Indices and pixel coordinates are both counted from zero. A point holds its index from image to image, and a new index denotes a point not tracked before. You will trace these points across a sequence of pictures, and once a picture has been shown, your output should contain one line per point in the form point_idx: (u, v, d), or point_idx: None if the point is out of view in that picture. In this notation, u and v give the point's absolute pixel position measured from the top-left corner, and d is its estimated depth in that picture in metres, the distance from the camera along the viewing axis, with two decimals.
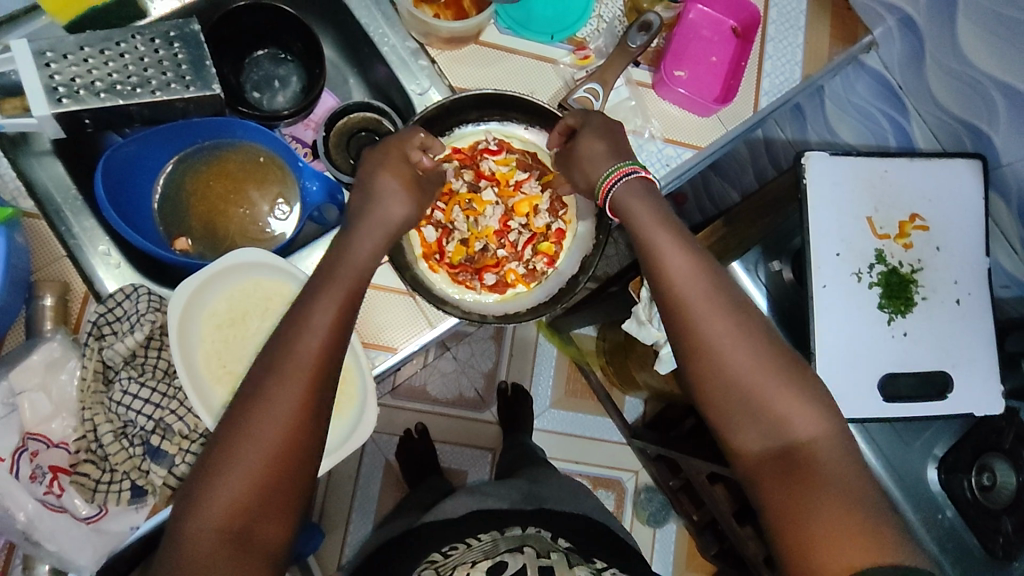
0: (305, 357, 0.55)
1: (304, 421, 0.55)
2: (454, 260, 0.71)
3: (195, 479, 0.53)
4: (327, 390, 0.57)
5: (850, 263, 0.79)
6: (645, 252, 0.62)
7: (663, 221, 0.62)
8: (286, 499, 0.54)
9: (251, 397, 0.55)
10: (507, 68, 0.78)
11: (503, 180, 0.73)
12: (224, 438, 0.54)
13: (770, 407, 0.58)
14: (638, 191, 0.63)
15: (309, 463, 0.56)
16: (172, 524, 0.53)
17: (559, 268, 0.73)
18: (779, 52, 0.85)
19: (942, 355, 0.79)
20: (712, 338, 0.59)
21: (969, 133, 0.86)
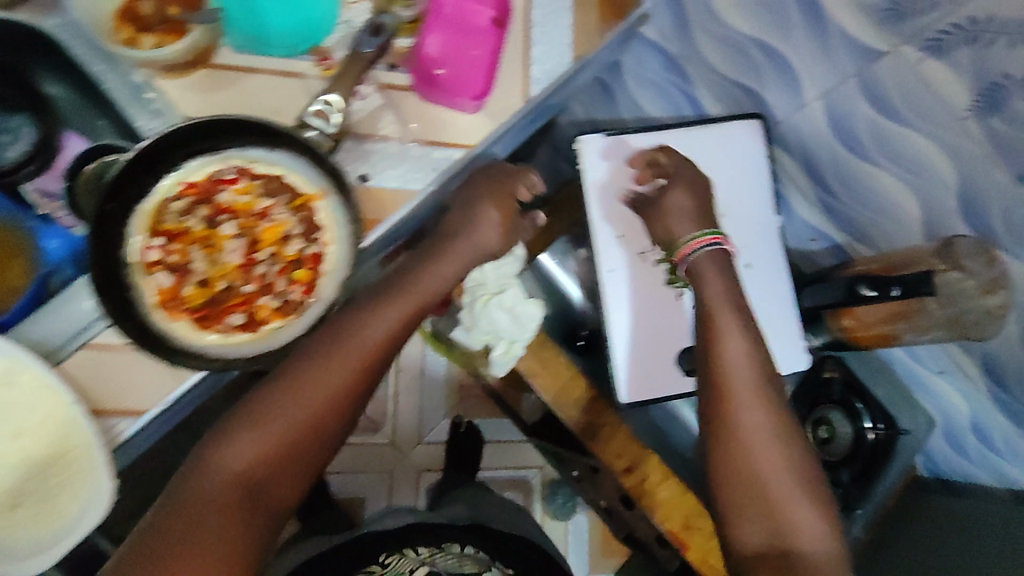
0: (367, 342, 0.64)
1: (360, 372, 0.63)
2: (194, 304, 0.66)
3: (245, 416, 0.60)
4: (374, 375, 0.65)
5: (634, 245, 0.80)
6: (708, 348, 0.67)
7: (730, 289, 0.68)
8: (308, 458, 0.61)
9: (292, 373, 0.62)
10: (244, 89, 0.72)
11: (245, 210, 0.68)
12: (285, 378, 0.62)
13: (781, 510, 0.62)
14: (713, 261, 0.69)
15: (327, 429, 0.62)
16: (195, 461, 0.59)
17: (318, 296, 0.69)
18: (546, 37, 0.81)
19: None
20: (752, 426, 0.64)
21: (746, 96, 0.84)
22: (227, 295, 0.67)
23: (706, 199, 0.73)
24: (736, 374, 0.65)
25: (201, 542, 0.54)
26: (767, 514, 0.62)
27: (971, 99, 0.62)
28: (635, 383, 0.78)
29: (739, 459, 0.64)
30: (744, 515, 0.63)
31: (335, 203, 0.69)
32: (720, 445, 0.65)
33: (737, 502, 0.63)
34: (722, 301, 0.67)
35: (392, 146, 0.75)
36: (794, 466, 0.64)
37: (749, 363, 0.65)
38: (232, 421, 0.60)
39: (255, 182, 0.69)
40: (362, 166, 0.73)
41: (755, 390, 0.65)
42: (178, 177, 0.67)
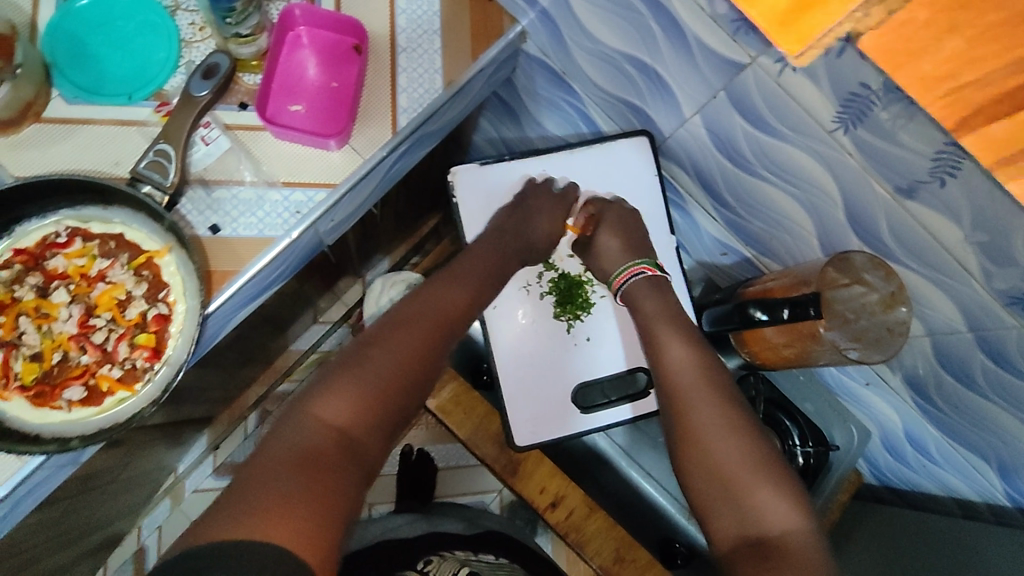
0: (448, 306, 0.67)
1: (444, 334, 0.65)
2: (27, 381, 0.61)
3: (322, 377, 0.58)
4: (449, 341, 0.65)
5: (518, 278, 0.81)
6: (652, 343, 0.71)
7: (666, 310, 0.73)
8: (396, 417, 0.59)
9: (379, 333, 0.62)
10: (81, 142, 0.68)
11: (80, 275, 0.64)
12: (365, 343, 0.61)
13: (748, 496, 0.58)
14: (647, 287, 0.76)
15: (415, 392, 0.61)
16: (282, 419, 0.55)
17: (166, 360, 0.63)
18: (413, 63, 0.78)
19: (628, 351, 0.80)
20: (701, 416, 0.63)
21: (631, 111, 0.80)
22: (66, 366, 0.62)
23: (633, 234, 0.79)
24: (684, 376, 0.66)
25: (293, 488, 0.48)
26: (734, 502, 0.58)
27: (836, 112, 0.57)
28: (532, 423, 0.79)
29: (708, 441, 0.62)
30: (719, 507, 0.59)
31: (180, 256, 0.65)
32: (687, 441, 0.63)
33: (705, 496, 0.60)
34: (659, 316, 0.73)
35: (246, 191, 0.70)
36: (755, 449, 0.61)
37: (695, 367, 0.67)
38: (340, 372, 0.58)
39: (90, 243, 0.65)
40: (213, 216, 0.69)
41: (696, 383, 0.65)
42: (7, 244, 0.63)
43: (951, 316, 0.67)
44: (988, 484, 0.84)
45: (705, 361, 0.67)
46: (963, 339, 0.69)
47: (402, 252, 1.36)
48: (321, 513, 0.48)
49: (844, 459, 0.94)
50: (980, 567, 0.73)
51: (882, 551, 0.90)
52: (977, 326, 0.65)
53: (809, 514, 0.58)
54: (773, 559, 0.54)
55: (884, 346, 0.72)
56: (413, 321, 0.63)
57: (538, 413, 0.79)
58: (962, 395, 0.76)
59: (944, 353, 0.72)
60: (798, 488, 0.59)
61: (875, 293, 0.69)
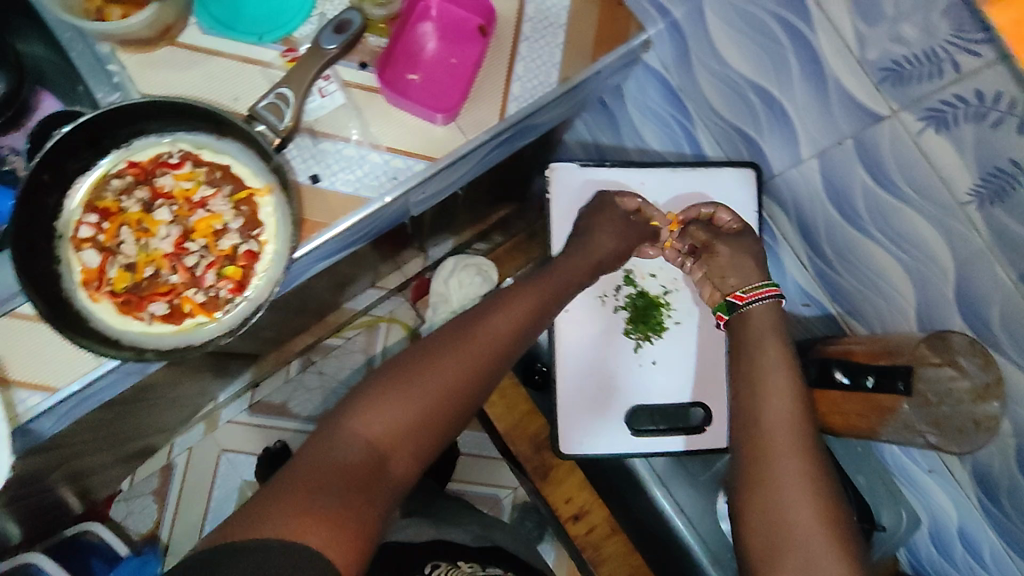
0: (503, 323, 0.65)
1: (495, 354, 0.63)
2: (117, 287, 0.64)
3: (364, 387, 0.58)
4: (500, 363, 0.63)
5: (596, 287, 0.79)
6: (751, 384, 0.65)
7: (784, 351, 0.67)
8: (434, 438, 0.58)
9: (430, 346, 0.61)
10: (207, 72, 0.70)
11: (184, 198, 0.66)
12: (415, 356, 0.60)
13: (819, 564, 0.54)
14: (769, 313, 0.70)
15: (456, 415, 0.60)
16: (319, 427, 0.56)
17: (248, 296, 0.66)
18: (533, 53, 0.78)
19: (691, 382, 0.78)
20: (781, 471, 0.59)
21: (743, 141, 0.77)
22: (154, 281, 0.65)
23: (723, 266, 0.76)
24: (776, 428, 0.61)
25: (321, 502, 0.49)
26: (802, 565, 0.54)
27: (973, 183, 0.54)
28: (580, 433, 0.78)
29: (782, 496, 0.57)
30: (782, 568, 0.55)
31: (279, 200, 0.67)
32: (755, 490, 0.59)
33: (767, 552, 0.56)
34: (765, 348, 0.67)
35: (351, 148, 0.71)
36: (831, 520, 0.56)
37: (789, 421, 0.62)
38: (383, 383, 0.58)
39: (198, 169, 0.67)
40: (315, 166, 0.71)
41: (785, 435, 0.61)
42: (122, 155, 0.66)
43: None
44: None
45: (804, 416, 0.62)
46: None
47: (469, 236, 1.37)
48: (343, 532, 0.49)
49: (888, 540, 0.89)
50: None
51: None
52: None
53: None
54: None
55: (964, 440, 0.66)
56: (463, 336, 0.62)
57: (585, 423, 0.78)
58: None
59: None
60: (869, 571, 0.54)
61: (967, 381, 0.64)
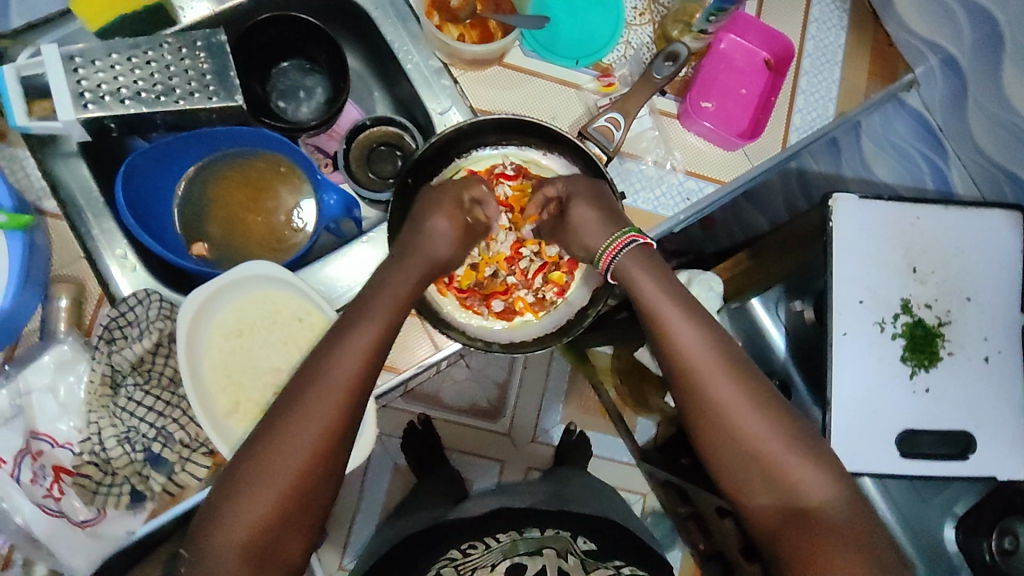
0: (335, 378, 0.56)
1: (323, 425, 0.55)
2: (463, 285, 0.70)
3: (218, 493, 0.54)
4: (353, 418, 0.57)
5: (873, 312, 0.78)
6: (654, 326, 0.60)
7: (680, 290, 0.62)
8: (311, 516, 0.55)
9: (269, 422, 0.55)
10: (530, 92, 0.78)
11: (517, 206, 0.73)
12: (245, 452, 0.55)
13: (786, 473, 0.57)
14: (639, 258, 0.62)
15: (333, 474, 0.56)
16: (187, 544, 0.54)
17: (569, 299, 0.72)
18: (813, 87, 0.82)
19: (965, 415, 0.77)
20: (723, 402, 0.58)
21: (1009, 181, 0.82)
22: (491, 281, 0.71)
23: (993, 300, 0.78)
24: (699, 354, 0.59)
25: None
26: (772, 479, 0.57)
27: None
28: (855, 458, 0.75)
29: (730, 438, 0.58)
30: (755, 487, 0.57)
31: None
32: (705, 429, 0.58)
33: (736, 479, 0.58)
34: (659, 300, 0.60)
35: (652, 169, 0.77)
36: (784, 429, 0.58)
37: (710, 349, 0.59)
38: (231, 488, 0.54)
39: (528, 181, 0.73)
40: (620, 185, 0.77)
41: (714, 374, 0.58)
42: (463, 163, 0.73)
43: None
44: None
45: (719, 347, 0.59)
46: None
47: None
48: None
49: None
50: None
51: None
52: None
53: (845, 489, 0.57)
54: (811, 534, 0.55)
55: None
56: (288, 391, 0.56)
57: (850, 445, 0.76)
58: None
59: None
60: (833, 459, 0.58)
61: None
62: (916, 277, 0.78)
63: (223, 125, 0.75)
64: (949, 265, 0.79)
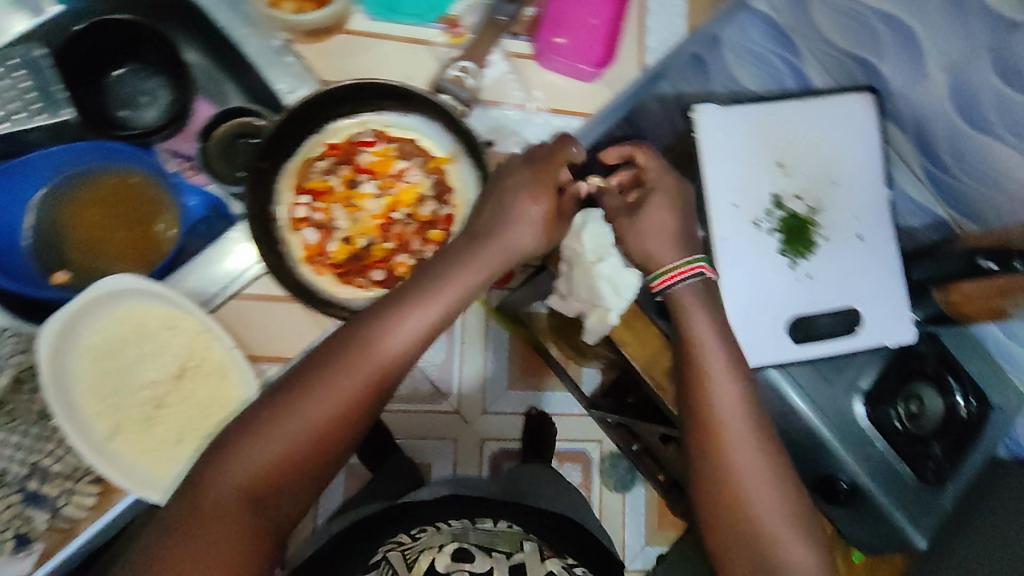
0: (383, 349, 0.58)
1: (365, 382, 0.57)
2: (337, 260, 0.69)
3: (240, 425, 0.55)
4: (381, 394, 0.59)
5: (748, 213, 0.80)
6: (694, 384, 0.66)
7: (725, 339, 0.68)
8: (317, 473, 0.57)
9: (314, 365, 0.57)
10: (380, 55, 0.75)
11: (381, 171, 0.71)
12: (271, 397, 0.56)
13: (778, 548, 0.63)
14: (699, 293, 0.68)
15: (354, 436, 0.58)
16: (197, 468, 0.55)
17: (451, 255, 0.71)
18: (663, 7, 0.83)
19: (848, 292, 0.80)
20: (737, 470, 0.64)
21: (859, 67, 0.85)
22: (367, 251, 0.70)
23: (862, 183, 0.83)
24: (730, 420, 0.65)
25: (204, 551, 0.52)
26: (767, 554, 0.62)
27: None
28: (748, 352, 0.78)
29: (736, 505, 0.64)
30: (741, 557, 0.64)
31: (466, 167, 0.72)
32: (710, 484, 0.65)
33: (728, 548, 0.64)
34: (709, 338, 0.67)
35: (516, 112, 0.77)
36: (789, 504, 0.64)
37: (750, 421, 0.65)
38: (247, 421, 0.55)
39: (392, 145, 0.72)
40: (488, 133, 0.75)
41: (743, 443, 0.64)
42: (320, 138, 0.70)
43: None
44: None
45: (752, 409, 0.66)
46: None
47: None
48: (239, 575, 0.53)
49: (1001, 418, 0.98)
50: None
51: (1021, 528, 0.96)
52: None
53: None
54: None
55: None
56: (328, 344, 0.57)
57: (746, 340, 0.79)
58: None
59: None
60: (817, 538, 0.64)
61: None
62: (783, 171, 0.82)
63: (59, 147, 0.72)
64: (812, 156, 0.83)
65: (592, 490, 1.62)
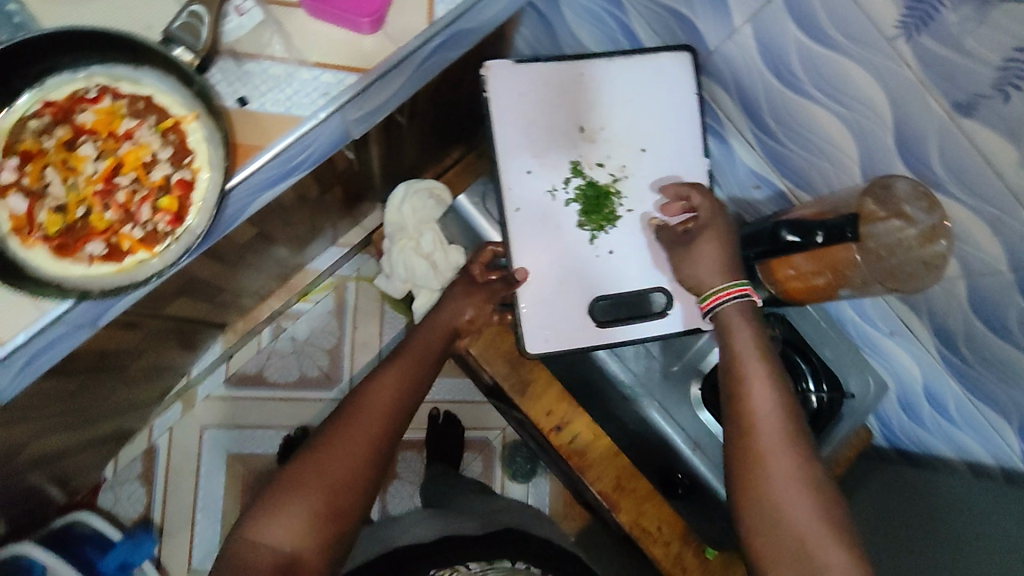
0: (377, 405, 0.71)
1: (367, 449, 0.68)
2: (49, 232, 0.62)
3: (281, 486, 0.65)
4: (381, 453, 0.69)
5: (544, 179, 0.81)
6: (735, 380, 0.67)
7: (761, 344, 0.69)
8: (338, 528, 0.65)
9: (334, 430, 0.69)
10: (114, 2, 0.67)
11: (108, 131, 0.64)
12: (296, 470, 0.66)
13: (816, 550, 0.58)
14: (741, 312, 0.70)
15: (357, 499, 0.66)
16: (246, 530, 0.63)
17: (189, 227, 0.64)
18: None
19: (646, 270, 0.82)
20: (777, 472, 0.61)
21: (677, 23, 0.77)
22: (86, 221, 0.62)
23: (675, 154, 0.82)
24: (765, 418, 0.64)
25: None
26: (803, 556, 0.58)
27: (899, 14, 0.56)
28: (535, 333, 0.82)
29: (774, 499, 0.61)
30: (783, 564, 0.59)
31: (208, 125, 0.65)
32: (750, 481, 0.62)
33: (773, 557, 0.60)
34: (750, 355, 0.68)
35: (277, 67, 0.69)
36: (826, 503, 0.60)
37: (781, 418, 0.64)
38: (281, 487, 0.65)
39: (119, 102, 0.64)
40: (242, 89, 0.68)
41: (777, 444, 0.63)
42: (37, 95, 0.63)
43: (993, 258, 0.63)
44: (1007, 446, 0.81)
45: (792, 412, 0.65)
46: (1002, 280, 0.64)
47: None
48: None
49: (858, 408, 0.91)
50: (977, 555, 0.72)
51: (881, 525, 0.90)
52: (1019, 266, 0.61)
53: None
54: None
55: (916, 281, 0.71)
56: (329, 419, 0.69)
57: (553, 329, 0.82)
58: (991, 346, 0.72)
59: (979, 297, 0.68)
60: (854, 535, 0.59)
61: (914, 228, 0.67)
62: (585, 135, 0.82)
63: None
64: (619, 118, 0.82)
65: (493, 480, 1.57)
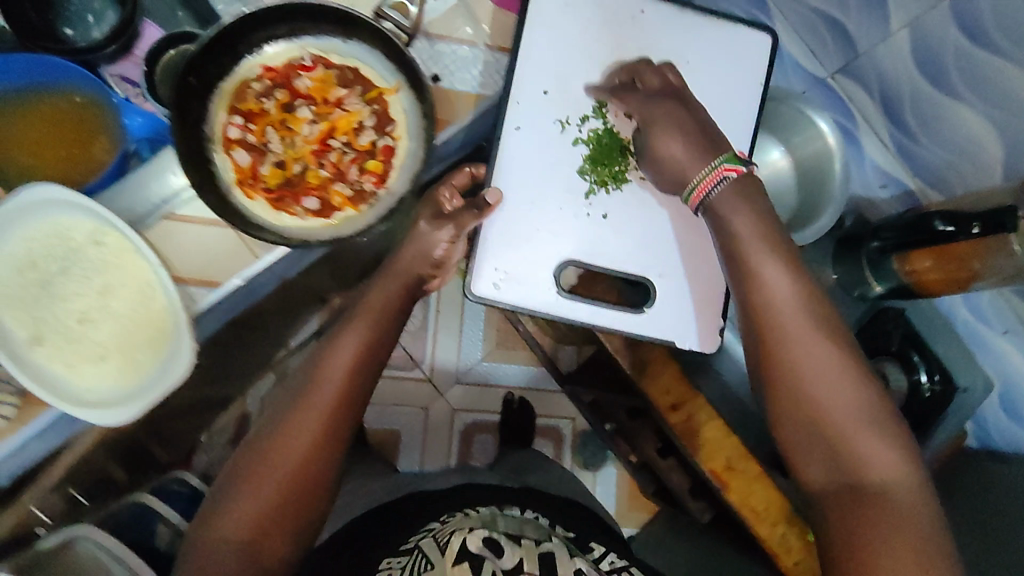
0: (332, 376, 0.64)
1: (317, 428, 0.62)
2: (271, 185, 0.68)
3: (232, 473, 0.62)
4: (342, 423, 0.64)
5: (555, 107, 0.79)
6: (751, 285, 0.63)
7: (765, 232, 0.64)
8: (299, 511, 0.62)
9: (283, 408, 0.63)
10: None
11: (320, 97, 0.70)
12: (250, 454, 0.62)
13: (849, 448, 0.59)
14: (735, 194, 0.65)
15: (317, 473, 0.62)
16: (198, 527, 0.60)
17: (390, 188, 0.70)
18: None
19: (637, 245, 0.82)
20: (810, 374, 0.60)
21: (827, 26, 0.83)
22: (301, 177, 0.68)
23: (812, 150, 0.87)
24: (789, 318, 0.62)
25: None
26: (840, 450, 0.59)
27: None
28: (489, 272, 0.80)
29: (808, 397, 0.60)
30: (815, 459, 0.61)
31: (408, 99, 0.70)
32: (782, 385, 0.62)
33: (807, 447, 0.61)
34: (761, 250, 0.63)
35: (465, 49, 0.75)
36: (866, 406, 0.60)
37: (808, 318, 0.62)
38: (236, 474, 0.61)
39: (330, 71, 0.70)
40: (435, 67, 0.74)
41: (812, 344, 0.61)
42: (256, 60, 0.68)
43: None
44: None
45: (822, 312, 0.62)
46: None
47: None
48: None
49: (967, 401, 0.93)
50: None
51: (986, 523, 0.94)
52: None
53: (915, 468, 0.59)
54: (868, 507, 0.57)
55: None
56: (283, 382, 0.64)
57: (510, 272, 0.81)
58: None
59: None
60: (898, 432, 0.60)
61: None
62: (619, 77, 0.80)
63: (23, 57, 0.71)
64: (660, 55, 0.81)
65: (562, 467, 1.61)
